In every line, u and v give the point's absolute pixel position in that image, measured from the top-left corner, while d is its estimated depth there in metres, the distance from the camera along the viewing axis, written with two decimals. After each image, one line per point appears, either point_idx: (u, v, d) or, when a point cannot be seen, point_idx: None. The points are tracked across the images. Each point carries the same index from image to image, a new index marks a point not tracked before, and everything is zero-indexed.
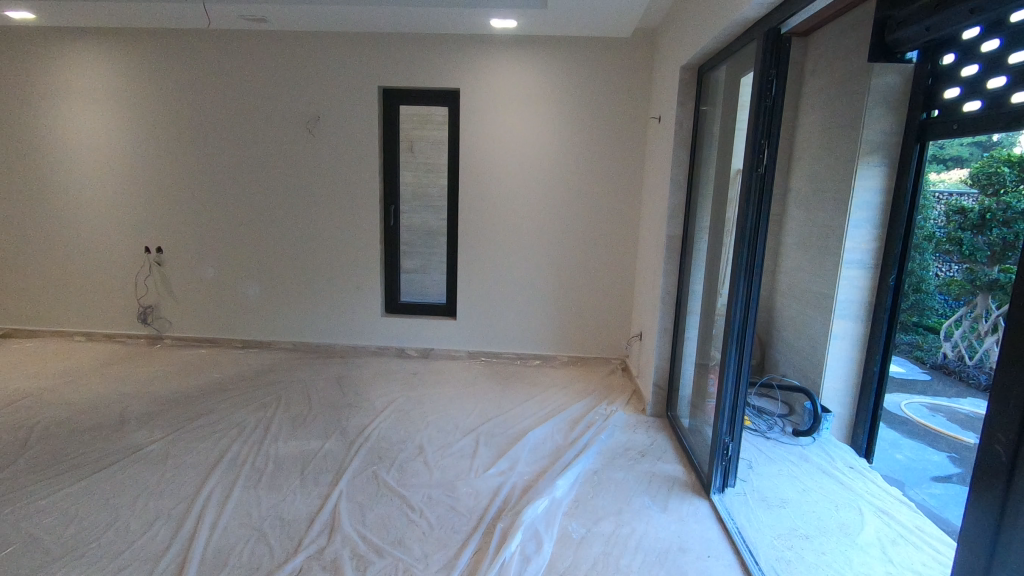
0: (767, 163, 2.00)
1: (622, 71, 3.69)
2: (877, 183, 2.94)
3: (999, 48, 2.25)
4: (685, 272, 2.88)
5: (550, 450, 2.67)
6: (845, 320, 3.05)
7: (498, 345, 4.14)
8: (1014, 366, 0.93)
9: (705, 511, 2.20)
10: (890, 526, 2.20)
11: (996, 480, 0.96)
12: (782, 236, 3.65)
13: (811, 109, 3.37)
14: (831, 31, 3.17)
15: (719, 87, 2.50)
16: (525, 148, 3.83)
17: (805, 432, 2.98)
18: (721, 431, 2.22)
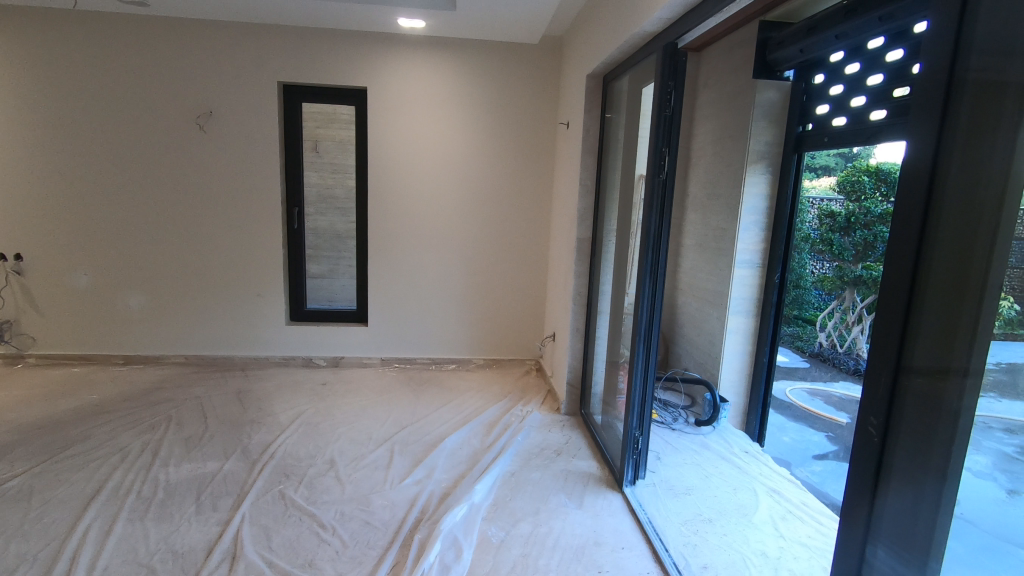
0: (668, 169, 2.12)
1: (532, 76, 3.75)
2: (763, 189, 3.18)
3: (859, 70, 2.57)
4: (594, 274, 2.98)
5: (466, 455, 2.65)
6: (738, 316, 3.29)
7: (412, 351, 4.06)
8: (882, 350, 0.98)
9: (618, 504, 2.28)
10: (780, 503, 2.40)
11: (870, 460, 1.01)
12: (681, 238, 3.89)
13: (704, 120, 3.62)
14: (721, 48, 3.43)
15: (622, 96, 2.61)
16: (435, 151, 3.78)
17: (705, 421, 3.19)
18: (632, 426, 2.31)
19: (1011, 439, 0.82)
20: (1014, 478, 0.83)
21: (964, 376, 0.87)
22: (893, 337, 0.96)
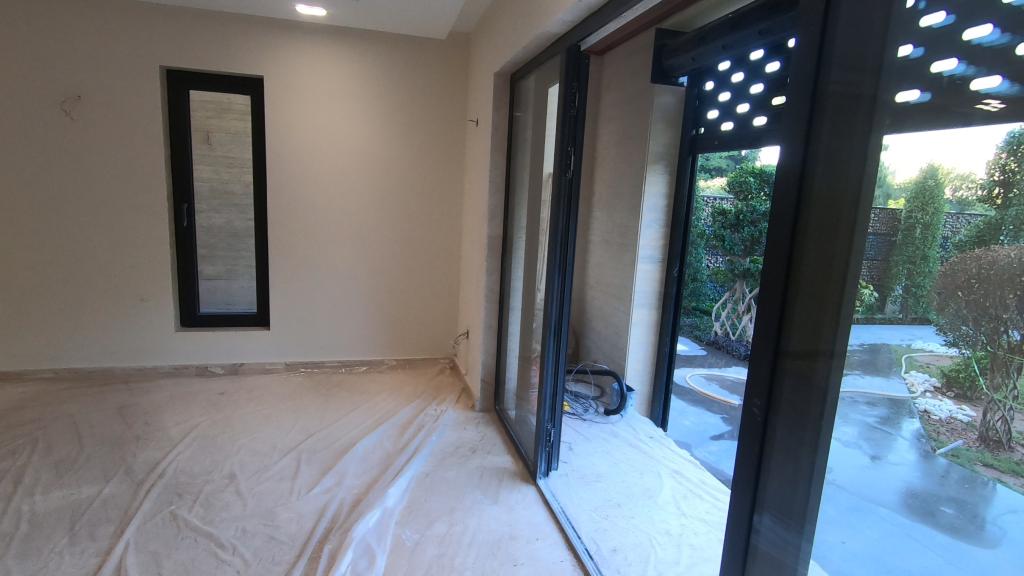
0: (574, 167, 2.18)
1: (440, 72, 3.71)
2: (663, 189, 3.35)
3: (743, 79, 2.79)
4: (505, 271, 3.01)
5: (379, 458, 2.58)
6: (641, 309, 3.46)
7: (320, 354, 3.89)
8: (763, 336, 1.07)
9: (533, 496, 2.32)
10: (682, 483, 2.56)
11: (754, 437, 1.10)
12: (589, 235, 4.02)
13: (607, 121, 3.77)
14: (621, 52, 3.58)
15: (528, 95, 2.66)
16: (338, 145, 3.64)
17: (614, 411, 3.33)
18: (544, 419, 2.36)
19: (872, 410, 0.91)
20: (875, 444, 0.92)
21: (829, 357, 0.97)
22: (771, 323, 1.06)
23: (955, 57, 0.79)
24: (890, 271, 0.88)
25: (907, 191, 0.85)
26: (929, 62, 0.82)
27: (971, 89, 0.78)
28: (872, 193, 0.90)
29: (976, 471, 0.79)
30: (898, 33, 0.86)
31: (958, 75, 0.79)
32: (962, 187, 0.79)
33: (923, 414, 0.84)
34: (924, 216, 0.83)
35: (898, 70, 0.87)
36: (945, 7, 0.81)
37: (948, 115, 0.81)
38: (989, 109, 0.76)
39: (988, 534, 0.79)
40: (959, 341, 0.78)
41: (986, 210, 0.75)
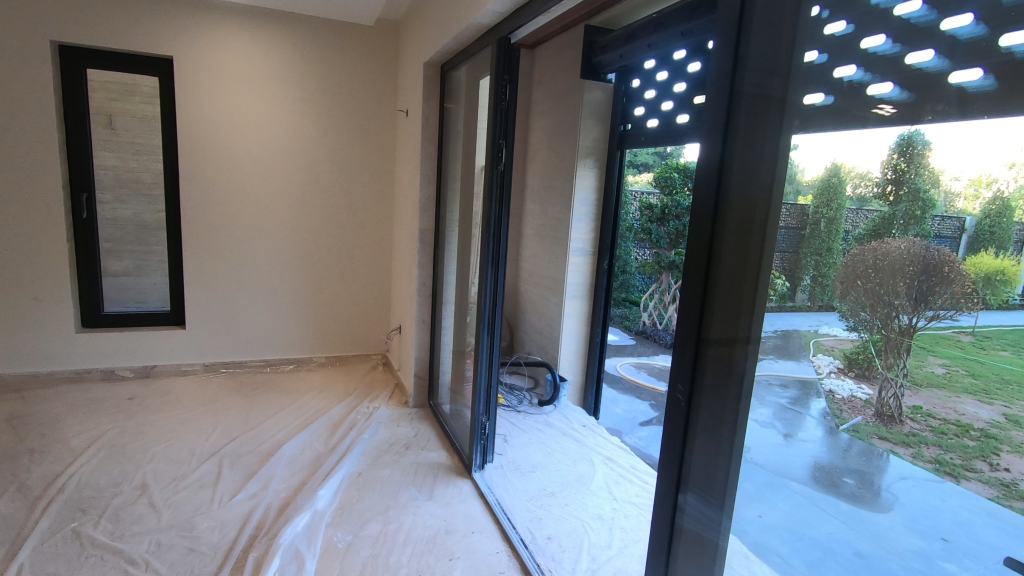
0: (506, 160, 2.18)
1: (368, 60, 3.60)
2: (593, 183, 3.42)
3: (667, 78, 2.88)
4: (438, 264, 2.97)
5: (308, 460, 2.49)
6: (573, 301, 3.52)
7: (242, 353, 3.69)
8: (685, 325, 1.12)
9: (468, 490, 2.32)
10: (613, 469, 2.65)
11: (678, 421, 1.16)
12: (522, 228, 4.05)
13: (539, 115, 3.80)
14: (552, 47, 3.61)
15: (460, 87, 2.63)
16: (258, 132, 3.45)
17: (547, 401, 3.39)
18: (479, 412, 2.36)
19: (785, 392, 0.97)
20: (787, 424, 0.99)
21: (746, 343, 1.02)
22: (694, 312, 1.11)
23: (854, 64, 0.85)
24: (800, 262, 0.94)
25: (814, 187, 0.92)
26: (832, 68, 0.88)
27: (867, 94, 0.84)
28: (784, 189, 0.96)
29: (872, 444, 0.84)
30: (804, 40, 0.92)
31: (856, 81, 0.85)
32: (861, 185, 0.85)
33: (829, 393, 0.90)
34: (829, 211, 0.89)
35: (805, 74, 0.92)
36: (845, 17, 0.87)
37: (848, 117, 0.87)
38: (883, 113, 0.82)
39: (883, 500, 0.84)
40: (858, 326, 0.84)
41: (880, 206, 0.82)
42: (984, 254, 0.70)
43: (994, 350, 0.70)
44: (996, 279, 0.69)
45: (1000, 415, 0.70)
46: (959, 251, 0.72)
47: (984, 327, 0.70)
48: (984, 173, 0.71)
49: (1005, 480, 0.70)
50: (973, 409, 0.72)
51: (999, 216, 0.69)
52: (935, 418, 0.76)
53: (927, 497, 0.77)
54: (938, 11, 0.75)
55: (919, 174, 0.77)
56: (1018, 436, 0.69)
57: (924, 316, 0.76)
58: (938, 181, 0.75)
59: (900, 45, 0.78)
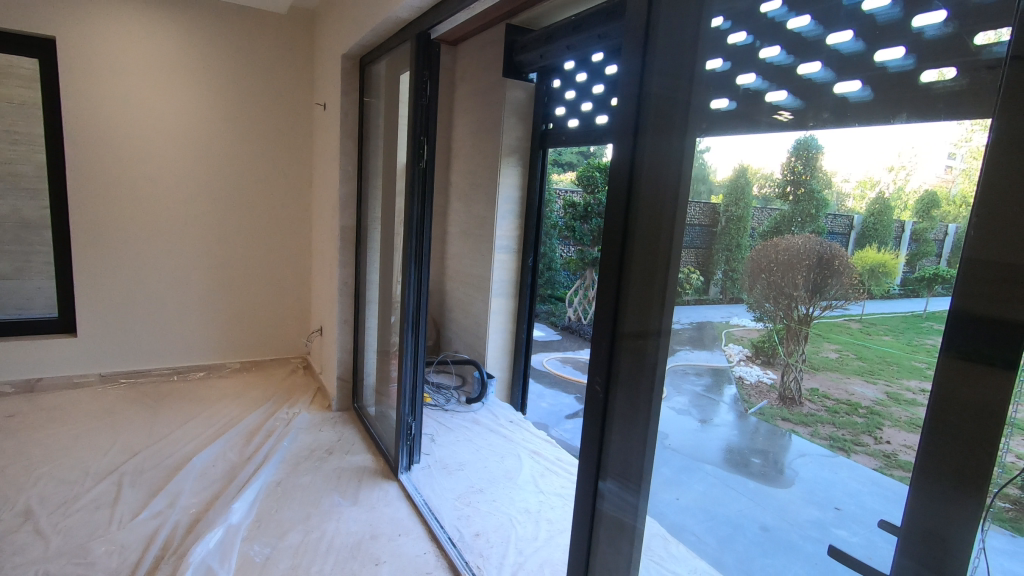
0: (427, 157, 2.15)
1: (282, 50, 3.44)
2: (516, 181, 3.45)
3: (586, 79, 2.95)
4: (360, 263, 2.89)
5: (220, 472, 2.35)
6: (499, 298, 3.54)
7: (145, 361, 3.43)
8: (602, 320, 1.16)
9: (394, 492, 2.28)
10: (540, 463, 2.70)
11: (596, 412, 1.20)
12: (447, 226, 4.03)
13: (462, 112, 3.79)
14: (474, 44, 3.61)
15: (379, 81, 2.57)
16: (158, 123, 3.21)
17: (475, 399, 3.39)
18: (404, 413, 2.33)
19: (700, 380, 1.03)
20: (701, 410, 1.04)
21: (658, 335, 1.08)
22: (608, 307, 1.15)
23: (754, 73, 0.92)
24: (712, 258, 1.00)
25: (724, 187, 0.97)
26: (734, 75, 0.94)
27: (767, 101, 0.91)
28: (698, 187, 1.02)
29: (776, 424, 0.89)
30: (705, 50, 0.99)
31: (754, 88, 0.92)
32: (764, 185, 0.91)
33: (738, 380, 0.96)
34: (736, 209, 0.96)
35: (710, 81, 0.99)
36: (745, 28, 0.93)
37: (747, 121, 0.93)
38: (781, 119, 0.88)
39: (785, 476, 0.91)
40: (765, 317, 0.91)
41: (781, 205, 0.88)
42: (869, 249, 0.74)
43: (877, 335, 0.74)
44: (879, 272, 0.72)
45: (883, 394, 0.74)
46: (848, 247, 0.77)
47: (870, 315, 0.75)
48: (867, 176, 0.76)
49: (886, 453, 0.73)
50: (861, 389, 0.76)
51: (881, 214, 0.73)
52: (828, 399, 0.81)
53: (822, 469, 0.82)
54: (824, 26, 0.82)
55: (813, 176, 0.83)
56: (897, 412, 0.72)
57: (819, 306, 0.82)
58: (831, 182, 0.81)
59: (793, 56, 0.85)
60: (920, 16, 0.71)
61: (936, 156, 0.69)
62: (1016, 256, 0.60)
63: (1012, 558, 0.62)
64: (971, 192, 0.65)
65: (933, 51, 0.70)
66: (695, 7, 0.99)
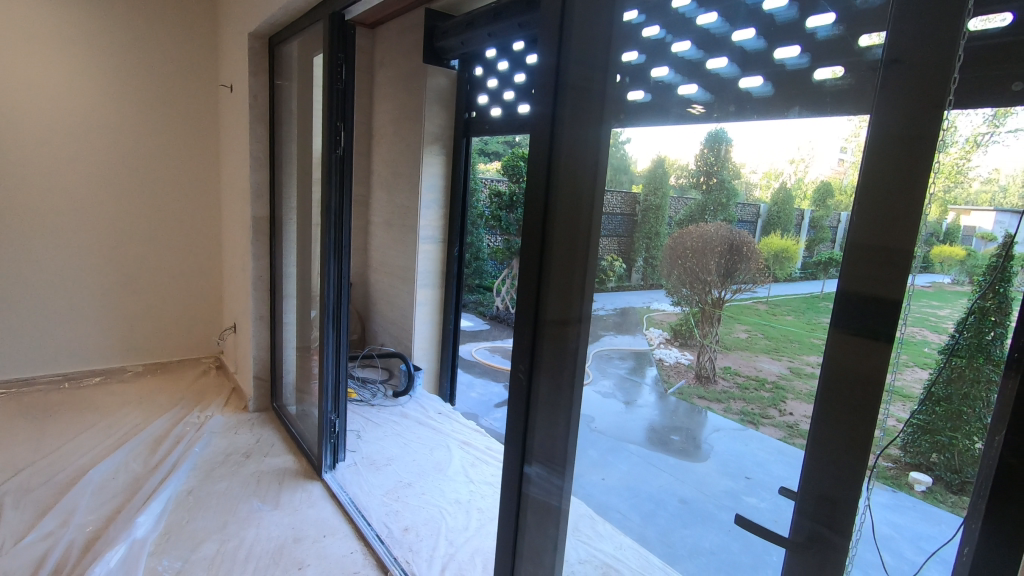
0: (344, 144, 2.07)
1: (180, 26, 3.18)
2: (440, 170, 3.40)
3: (508, 67, 2.94)
4: (275, 255, 2.74)
5: (122, 484, 2.17)
6: (425, 289, 3.49)
7: (30, 367, 3.09)
8: (523, 308, 1.16)
9: (318, 492, 2.20)
10: (469, 453, 2.70)
11: (519, 401, 1.19)
12: (369, 216, 3.91)
13: (382, 98, 3.68)
14: (393, 28, 3.50)
15: (291, 63, 2.44)
16: (37, 103, 2.89)
17: (402, 392, 3.34)
18: (327, 410, 2.25)
19: (624, 363, 1.07)
20: (626, 392, 1.07)
21: (579, 323, 1.11)
22: (529, 296, 1.15)
23: (666, 66, 0.95)
24: (633, 246, 1.02)
25: (644, 177, 0.99)
26: (649, 68, 0.97)
27: (678, 94, 0.95)
28: (620, 178, 1.04)
29: (693, 403, 0.94)
30: (618, 45, 1.01)
31: (666, 81, 0.95)
32: (681, 177, 0.93)
33: (659, 361, 1.00)
34: (655, 199, 0.98)
35: (627, 74, 1.01)
36: (658, 22, 0.96)
37: (662, 113, 0.97)
38: (693, 111, 0.92)
39: (702, 451, 0.95)
40: (682, 302, 0.94)
41: (696, 194, 0.91)
42: (774, 236, 0.79)
43: (782, 315, 0.78)
44: (783, 256, 0.77)
45: (786, 369, 0.78)
46: (755, 234, 0.82)
47: (775, 296, 0.79)
48: (772, 168, 0.80)
49: (789, 424, 0.79)
50: (767, 365, 0.81)
51: (784, 202, 0.78)
52: (738, 376, 0.86)
53: (734, 443, 0.88)
54: (729, 24, 0.86)
55: (724, 167, 0.87)
56: (800, 386, 0.76)
57: (730, 289, 0.86)
58: (740, 173, 0.85)
59: (701, 52, 0.89)
60: (812, 19, 0.77)
61: (830, 150, 0.73)
62: (894, 239, 0.66)
63: (894, 511, 0.68)
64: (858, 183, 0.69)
65: (823, 51, 0.75)
66: (609, 2, 1.01)
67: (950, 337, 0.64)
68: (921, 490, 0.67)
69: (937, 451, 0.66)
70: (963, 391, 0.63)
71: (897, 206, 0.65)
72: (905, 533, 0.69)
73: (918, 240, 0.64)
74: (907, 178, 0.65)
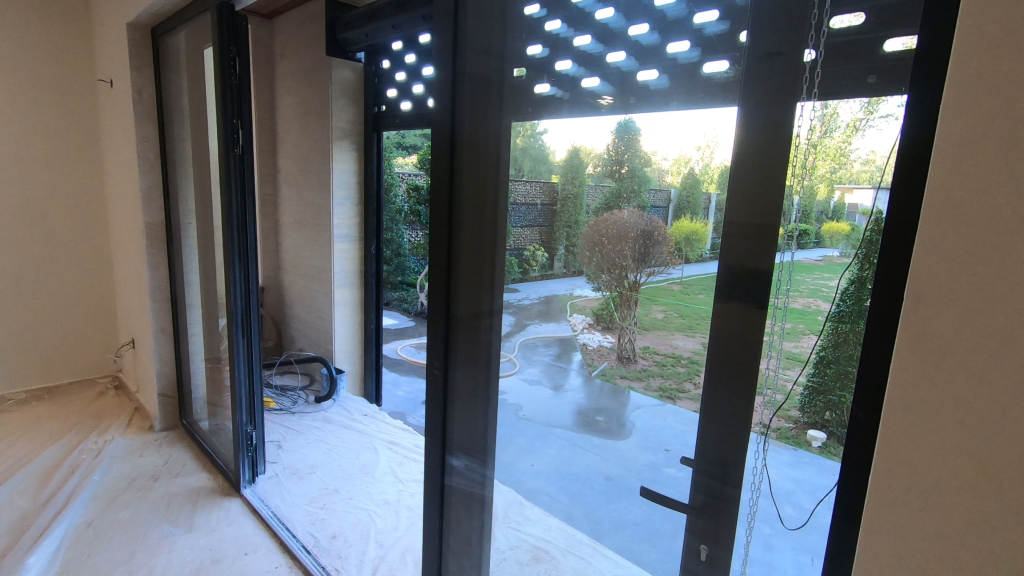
0: (243, 143, 1.97)
1: (46, 14, 2.86)
2: (351, 165, 3.30)
3: (415, 60, 2.90)
4: (174, 263, 2.56)
5: (7, 524, 1.96)
6: (343, 289, 3.38)
7: None
8: (435, 299, 1.11)
9: (237, 509, 2.09)
10: (396, 452, 2.67)
11: (436, 396, 1.14)
12: (279, 217, 3.73)
13: (285, 92, 3.51)
14: (292, 19, 3.34)
15: (179, 56, 2.28)
16: None
17: (325, 397, 3.25)
18: (242, 421, 2.14)
19: (549, 351, 1.16)
20: (552, 378, 1.18)
21: (491, 315, 1.12)
22: (440, 285, 1.10)
23: (569, 59, 0.99)
24: (555, 234, 1.05)
25: (562, 167, 1.03)
26: (553, 61, 1.00)
27: (583, 87, 0.99)
28: (540, 167, 1.06)
29: (617, 383, 1.00)
30: (513, 44, 1.03)
31: (572, 74, 0.99)
32: (599, 165, 0.96)
33: (584, 346, 1.08)
34: (572, 187, 1.02)
35: (529, 67, 1.03)
36: (559, 17, 0.99)
37: (575, 105, 1.00)
38: (602, 103, 0.95)
39: (625, 429, 1.02)
40: (601, 287, 0.99)
41: (610, 181, 0.94)
42: (684, 219, 0.83)
43: (694, 295, 0.83)
44: (693, 240, 0.82)
45: (699, 345, 0.83)
46: (667, 219, 0.86)
47: (688, 277, 0.83)
48: (681, 155, 0.84)
49: (702, 397, 0.83)
50: (681, 343, 0.86)
51: (692, 188, 0.81)
52: (657, 354, 0.91)
53: (653, 417, 0.93)
54: (625, 18, 0.91)
55: (634, 155, 0.90)
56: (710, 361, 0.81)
57: (644, 273, 0.91)
58: (652, 160, 0.88)
59: (601, 45, 0.94)
60: (699, 15, 0.81)
61: (730, 135, 0.76)
62: (760, 218, 0.74)
63: (791, 467, 0.75)
64: (714, 167, 0.78)
65: (712, 44, 0.79)
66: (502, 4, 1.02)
67: (835, 305, 0.67)
68: (816, 446, 0.70)
69: (829, 410, 0.68)
70: (848, 352, 0.65)
71: (761, 189, 0.73)
72: (804, 486, 0.72)
73: (787, 217, 0.72)
74: (768, 166, 0.73)
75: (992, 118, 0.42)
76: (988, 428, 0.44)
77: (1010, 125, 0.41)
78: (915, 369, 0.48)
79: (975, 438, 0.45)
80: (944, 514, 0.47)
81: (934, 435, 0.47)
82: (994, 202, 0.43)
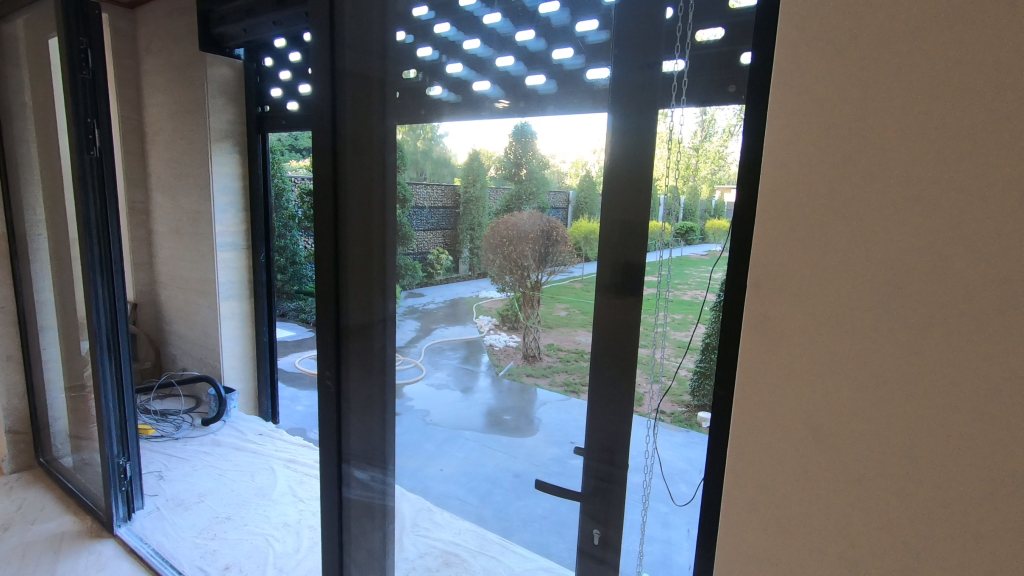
0: (100, 144, 1.77)
1: None
2: (232, 168, 3.09)
3: (301, 59, 2.78)
4: (18, 279, 2.24)
5: None
6: (230, 301, 3.15)
7: None
8: (324, 308, 1.08)
9: (111, 551, 1.88)
10: (295, 471, 2.54)
11: (330, 408, 1.11)
12: (151, 225, 3.40)
13: (152, 89, 3.20)
14: (157, 10, 3.06)
15: (19, 45, 2.01)
16: None
17: (214, 418, 3.02)
18: (113, 453, 1.93)
19: (457, 353, 1.13)
20: (460, 381, 1.14)
21: (383, 322, 1.12)
22: (327, 294, 1.07)
23: (460, 62, 0.99)
24: (458, 238, 1.04)
25: (463, 170, 1.02)
26: (444, 65, 1.00)
27: (473, 90, 0.99)
28: (441, 170, 1.06)
29: (523, 381, 1.01)
30: (395, 51, 1.03)
31: (462, 77, 0.99)
32: (499, 168, 0.97)
33: (490, 347, 1.06)
34: (473, 191, 1.02)
35: (422, 70, 1.03)
36: (447, 20, 1.00)
37: (467, 107, 1.00)
38: (500, 106, 0.95)
39: (533, 425, 1.03)
40: (505, 288, 0.99)
41: (509, 185, 0.96)
42: (582, 219, 0.85)
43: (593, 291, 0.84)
44: (590, 239, 0.85)
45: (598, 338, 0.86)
46: (566, 220, 0.89)
47: (588, 274, 0.85)
48: (579, 158, 0.85)
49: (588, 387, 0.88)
50: (583, 338, 0.88)
51: (588, 190, 0.83)
52: (561, 351, 0.93)
53: (559, 413, 0.95)
54: (512, 24, 0.93)
55: (531, 158, 0.92)
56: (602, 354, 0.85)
57: (546, 273, 0.93)
58: (552, 163, 0.90)
59: (489, 49, 0.95)
60: (580, 24, 0.84)
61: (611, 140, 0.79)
62: (630, 214, 0.79)
63: (684, 448, 0.78)
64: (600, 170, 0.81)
65: (594, 52, 0.83)
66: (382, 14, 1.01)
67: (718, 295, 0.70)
68: (705, 426, 0.72)
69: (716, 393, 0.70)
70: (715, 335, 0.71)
71: (634, 189, 0.78)
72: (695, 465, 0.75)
73: (676, 216, 0.77)
74: (636, 170, 0.78)
75: (808, 124, 0.49)
76: (817, 393, 0.51)
77: (821, 129, 0.48)
78: (759, 348, 0.54)
79: (809, 404, 0.51)
80: (786, 475, 0.54)
81: (776, 404, 0.53)
82: (809, 197, 0.49)
